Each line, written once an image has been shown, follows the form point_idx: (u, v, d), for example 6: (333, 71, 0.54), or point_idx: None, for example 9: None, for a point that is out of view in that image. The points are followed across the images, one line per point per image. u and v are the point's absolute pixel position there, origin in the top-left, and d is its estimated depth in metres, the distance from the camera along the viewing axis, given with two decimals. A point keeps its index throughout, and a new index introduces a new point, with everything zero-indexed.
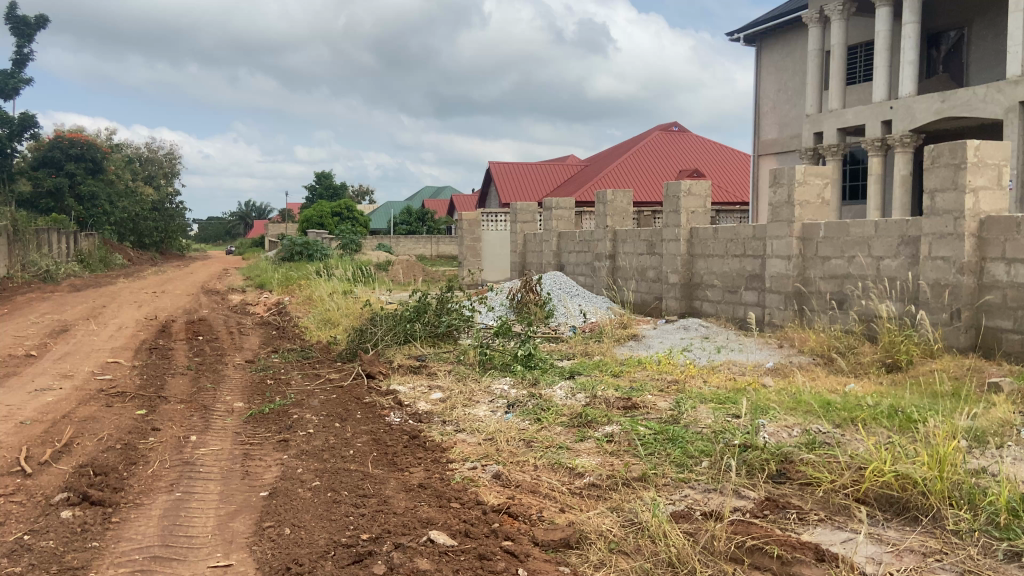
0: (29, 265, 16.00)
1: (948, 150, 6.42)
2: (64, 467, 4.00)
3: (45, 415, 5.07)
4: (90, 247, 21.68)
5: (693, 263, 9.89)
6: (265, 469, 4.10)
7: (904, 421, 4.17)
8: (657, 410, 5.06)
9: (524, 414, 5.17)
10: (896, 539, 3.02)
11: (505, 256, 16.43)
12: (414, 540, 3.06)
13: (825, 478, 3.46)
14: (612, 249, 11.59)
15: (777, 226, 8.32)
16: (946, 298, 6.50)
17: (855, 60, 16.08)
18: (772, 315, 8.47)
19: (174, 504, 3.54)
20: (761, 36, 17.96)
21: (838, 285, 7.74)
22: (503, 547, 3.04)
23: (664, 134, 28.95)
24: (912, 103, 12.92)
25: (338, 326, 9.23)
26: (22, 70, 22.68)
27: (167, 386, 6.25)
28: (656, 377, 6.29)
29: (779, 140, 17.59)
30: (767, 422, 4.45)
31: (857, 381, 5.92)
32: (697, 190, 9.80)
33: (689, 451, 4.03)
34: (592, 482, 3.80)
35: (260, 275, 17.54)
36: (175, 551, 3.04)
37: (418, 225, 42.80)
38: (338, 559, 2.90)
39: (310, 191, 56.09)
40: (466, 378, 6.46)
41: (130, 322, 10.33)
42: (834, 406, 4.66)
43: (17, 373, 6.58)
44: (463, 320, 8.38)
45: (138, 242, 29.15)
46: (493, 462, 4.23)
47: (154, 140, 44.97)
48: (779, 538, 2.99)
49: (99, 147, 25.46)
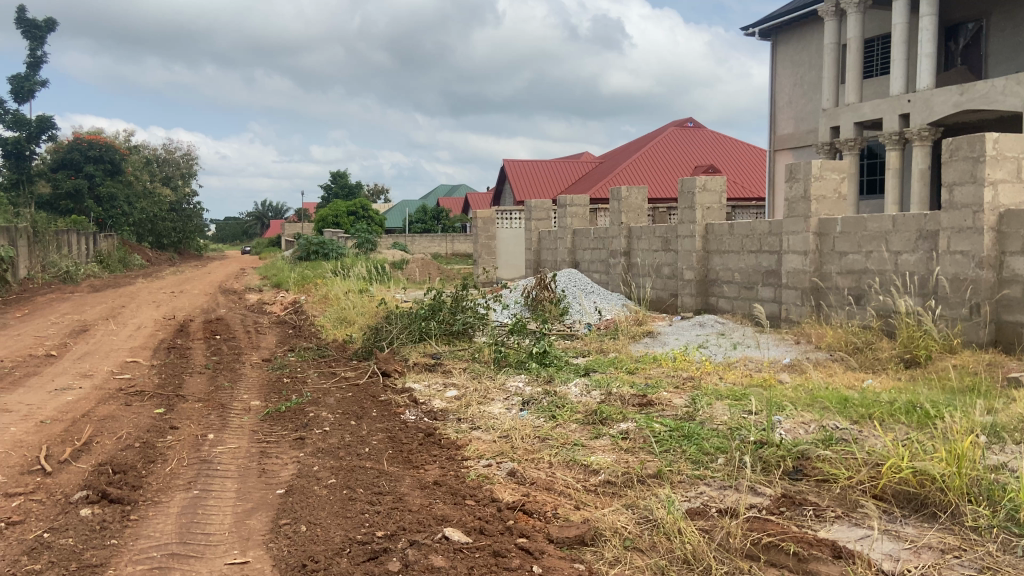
0: (49, 266, 16.22)
1: (966, 144, 6.36)
2: (83, 466, 4.04)
3: (64, 415, 5.11)
4: (109, 247, 21.92)
5: (708, 259, 9.85)
6: (282, 467, 4.13)
7: (922, 417, 4.15)
8: (673, 406, 5.06)
9: (539, 411, 5.18)
10: (914, 535, 3.00)
11: (520, 253, 16.50)
12: (430, 537, 3.07)
13: (843, 475, 3.44)
14: (626, 246, 11.57)
15: (792, 221, 8.26)
16: (966, 293, 6.43)
17: (872, 53, 15.93)
18: (788, 311, 8.40)
19: (192, 501, 3.57)
20: (776, 30, 17.82)
21: (855, 280, 7.67)
22: (518, 543, 3.04)
23: (680, 129, 28.82)
24: (930, 96, 12.76)
25: (355, 324, 9.27)
26: (38, 73, 22.93)
27: (186, 385, 6.28)
28: (671, 374, 6.26)
29: (795, 134, 17.50)
30: (783, 418, 4.45)
31: (875, 377, 5.86)
32: (712, 185, 9.76)
33: (704, 447, 4.01)
34: (606, 479, 3.80)
35: (277, 274, 17.59)
36: (194, 548, 3.06)
37: (433, 224, 43.05)
38: (353, 556, 2.91)
39: (326, 192, 56.42)
40: (482, 376, 6.46)
41: (148, 322, 10.42)
42: (851, 403, 4.63)
43: (37, 373, 6.65)
44: (478, 318, 8.38)
45: (156, 243, 29.32)
46: (508, 459, 4.24)
47: (171, 142, 45.19)
48: (796, 535, 2.97)
49: (117, 149, 25.63)
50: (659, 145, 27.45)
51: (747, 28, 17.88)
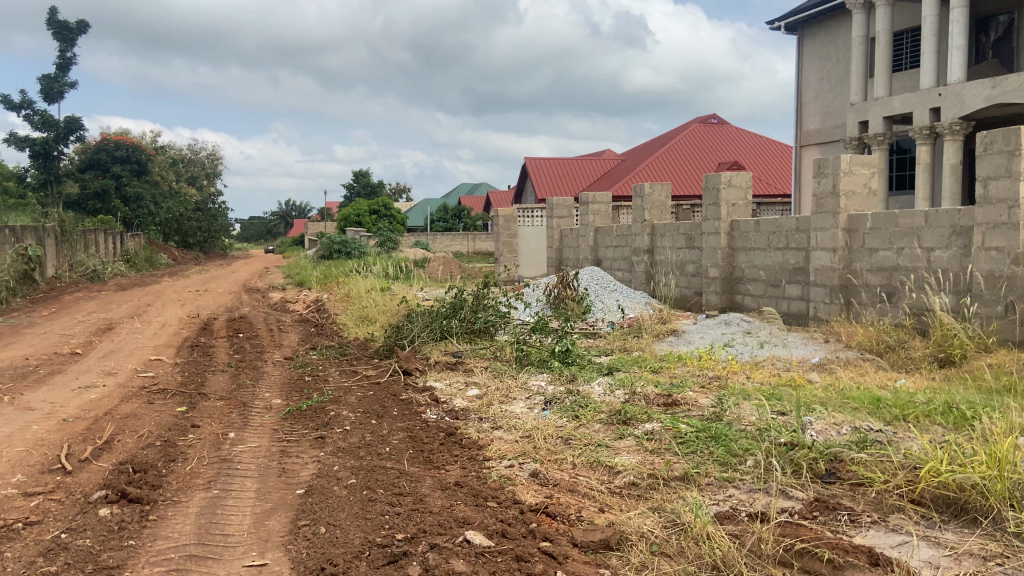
0: (76, 265, 16.37)
1: (1002, 137, 6.21)
2: (104, 464, 4.03)
3: (87, 413, 5.11)
4: (136, 247, 22.10)
5: (734, 256, 9.69)
6: (302, 466, 4.09)
7: (960, 419, 4.02)
8: (699, 406, 4.95)
9: (562, 410, 5.09)
10: (954, 542, 2.88)
11: (542, 251, 16.48)
12: (450, 540, 2.99)
13: (878, 479, 3.32)
14: (650, 243, 11.45)
15: (820, 218, 8.09)
16: (1001, 290, 6.26)
17: (900, 46, 15.62)
18: (817, 309, 8.23)
19: (211, 501, 3.53)
20: (802, 24, 17.54)
21: (886, 277, 7.48)
22: (540, 547, 2.96)
23: (703, 125, 28.56)
24: (962, 89, 12.48)
25: (376, 322, 9.22)
26: (67, 74, 23.21)
27: (208, 384, 6.28)
28: (696, 373, 6.17)
29: (821, 130, 17.23)
30: (814, 419, 4.32)
31: (908, 377, 5.70)
32: (737, 181, 9.60)
33: (732, 449, 3.89)
34: (631, 481, 3.71)
35: (299, 274, 17.62)
36: (212, 550, 3.02)
37: (455, 221, 43.08)
38: (372, 559, 2.85)
39: (349, 191, 56.71)
40: (504, 374, 6.40)
41: (172, 320, 10.46)
42: (885, 403, 4.51)
43: (63, 372, 6.68)
44: (500, 317, 8.29)
45: (182, 243, 29.55)
46: (530, 460, 4.16)
47: (196, 142, 45.61)
48: (831, 541, 2.86)
49: (143, 149, 25.88)
50: (682, 142, 27.21)
51: (773, 22, 17.63)
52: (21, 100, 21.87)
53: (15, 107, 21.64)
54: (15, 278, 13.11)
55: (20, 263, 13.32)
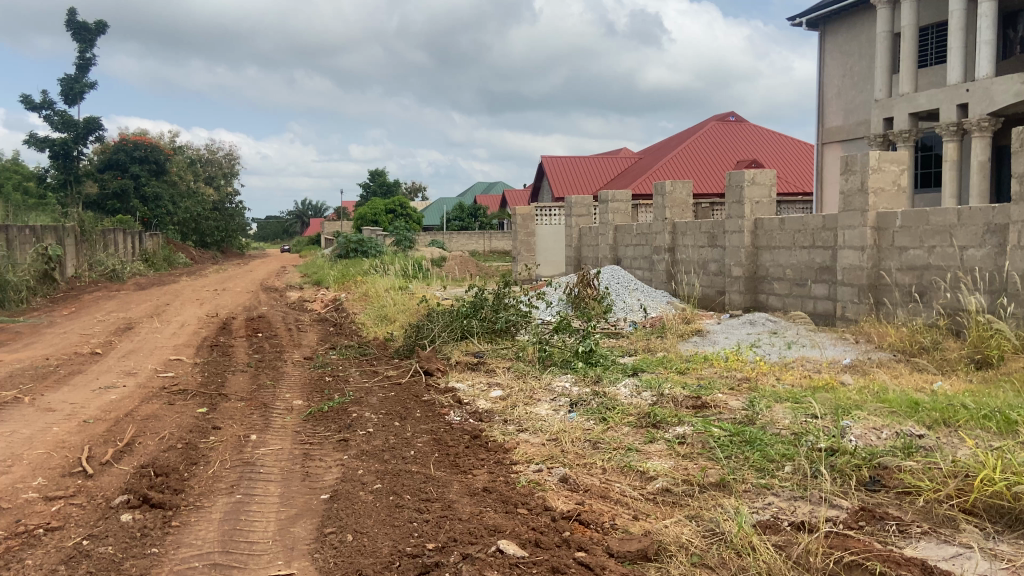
0: (96, 265, 16.41)
1: None
2: (125, 467, 3.96)
3: (107, 415, 5.04)
4: (155, 246, 22.18)
5: (758, 255, 9.52)
6: (326, 470, 3.99)
7: (1004, 424, 3.87)
8: (730, 410, 4.80)
9: (589, 413, 4.98)
10: (1011, 554, 2.74)
11: (560, 250, 16.35)
12: (483, 550, 2.88)
13: (927, 488, 3.17)
14: (671, 242, 11.29)
15: (849, 215, 7.91)
16: None
17: (926, 42, 15.36)
18: (845, 309, 8.05)
19: (234, 507, 3.45)
20: (824, 21, 17.30)
21: (917, 277, 7.30)
22: (576, 558, 2.84)
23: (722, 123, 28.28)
24: (990, 85, 12.23)
25: (395, 322, 9.13)
26: (86, 75, 23.32)
27: (228, 384, 6.21)
28: (724, 374, 6.02)
29: (844, 127, 16.98)
30: (852, 423, 4.15)
31: (944, 380, 5.53)
32: (761, 179, 9.42)
33: (769, 454, 3.75)
34: (664, 487, 3.59)
35: (316, 273, 17.57)
36: (236, 558, 2.92)
37: (471, 221, 42.93)
38: (403, 570, 2.75)
39: (366, 191, 56.77)
40: (527, 376, 6.28)
41: (191, 319, 10.43)
42: (924, 407, 4.36)
43: (82, 372, 6.63)
44: (521, 316, 8.17)
45: (200, 242, 29.65)
46: (559, 464, 4.04)
47: (213, 143, 45.81)
48: (883, 553, 2.72)
49: (162, 150, 25.96)
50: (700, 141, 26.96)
51: (794, 18, 17.39)
52: (41, 100, 22.01)
53: (36, 107, 21.78)
54: (36, 278, 13.15)
55: (40, 263, 13.35)
